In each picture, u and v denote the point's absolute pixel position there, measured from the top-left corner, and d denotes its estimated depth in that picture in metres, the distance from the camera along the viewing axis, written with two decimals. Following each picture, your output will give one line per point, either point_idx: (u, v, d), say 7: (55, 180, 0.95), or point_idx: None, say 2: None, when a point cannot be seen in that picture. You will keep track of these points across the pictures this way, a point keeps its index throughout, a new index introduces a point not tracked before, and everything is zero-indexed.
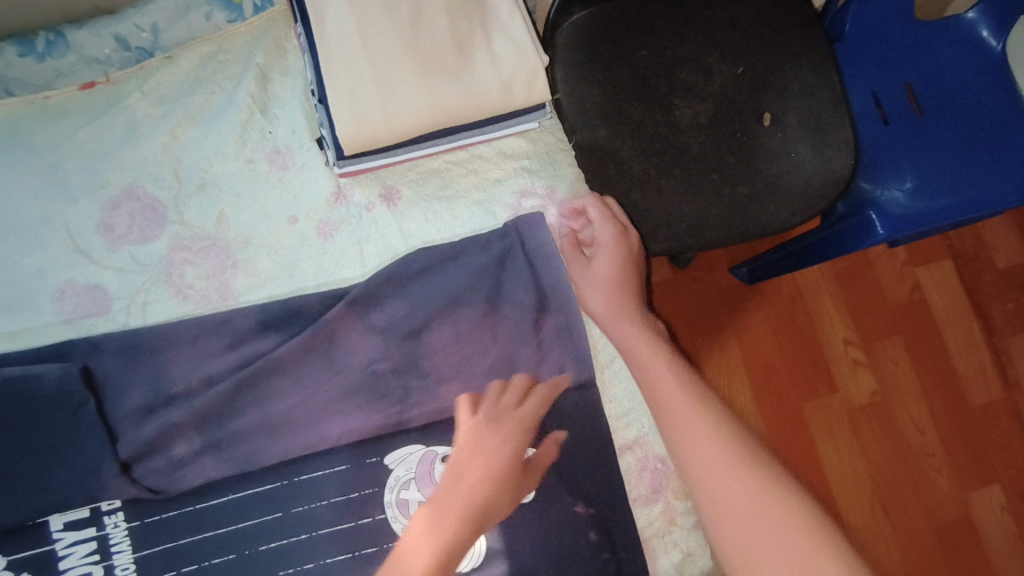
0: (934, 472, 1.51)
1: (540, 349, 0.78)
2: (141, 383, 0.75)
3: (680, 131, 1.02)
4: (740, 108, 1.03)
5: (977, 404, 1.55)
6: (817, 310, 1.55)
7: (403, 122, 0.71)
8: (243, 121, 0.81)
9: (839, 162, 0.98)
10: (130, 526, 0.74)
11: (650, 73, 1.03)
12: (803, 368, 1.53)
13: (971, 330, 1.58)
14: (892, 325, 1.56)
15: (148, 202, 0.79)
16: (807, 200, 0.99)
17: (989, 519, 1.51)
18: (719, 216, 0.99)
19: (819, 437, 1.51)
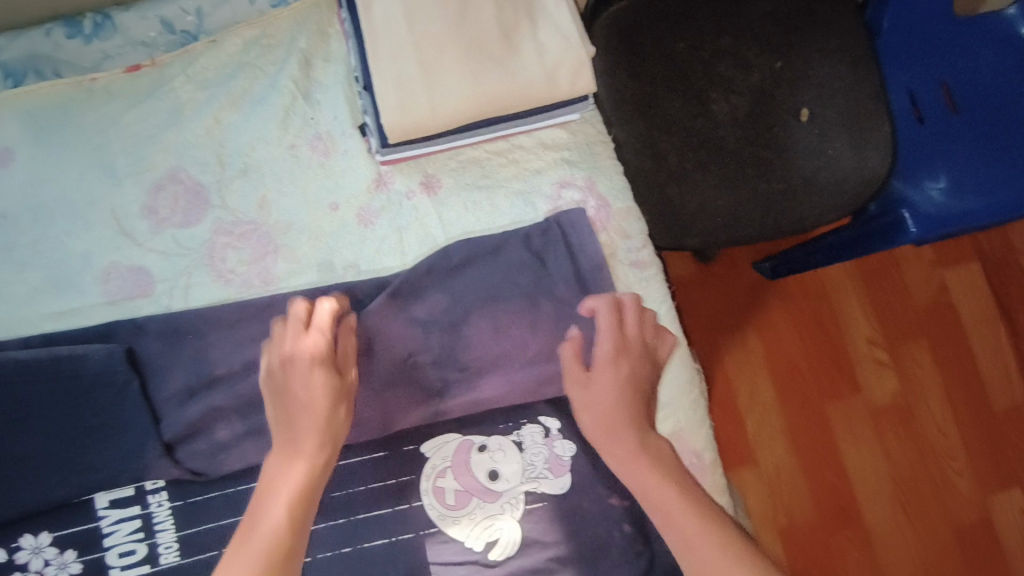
0: (954, 473, 1.51)
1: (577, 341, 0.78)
2: (184, 365, 0.77)
3: (716, 125, 1.01)
4: (778, 102, 1.01)
5: (999, 407, 1.54)
6: (841, 308, 1.54)
7: (448, 110, 0.70)
8: (286, 107, 0.81)
9: (875, 163, 0.98)
10: (174, 505, 0.75)
11: (687, 66, 1.01)
12: (826, 368, 1.51)
13: (996, 334, 1.56)
14: (917, 326, 1.54)
15: (192, 185, 0.80)
16: (840, 200, 0.99)
17: (1007, 520, 1.51)
18: (753, 211, 1.00)
19: (840, 435, 1.50)
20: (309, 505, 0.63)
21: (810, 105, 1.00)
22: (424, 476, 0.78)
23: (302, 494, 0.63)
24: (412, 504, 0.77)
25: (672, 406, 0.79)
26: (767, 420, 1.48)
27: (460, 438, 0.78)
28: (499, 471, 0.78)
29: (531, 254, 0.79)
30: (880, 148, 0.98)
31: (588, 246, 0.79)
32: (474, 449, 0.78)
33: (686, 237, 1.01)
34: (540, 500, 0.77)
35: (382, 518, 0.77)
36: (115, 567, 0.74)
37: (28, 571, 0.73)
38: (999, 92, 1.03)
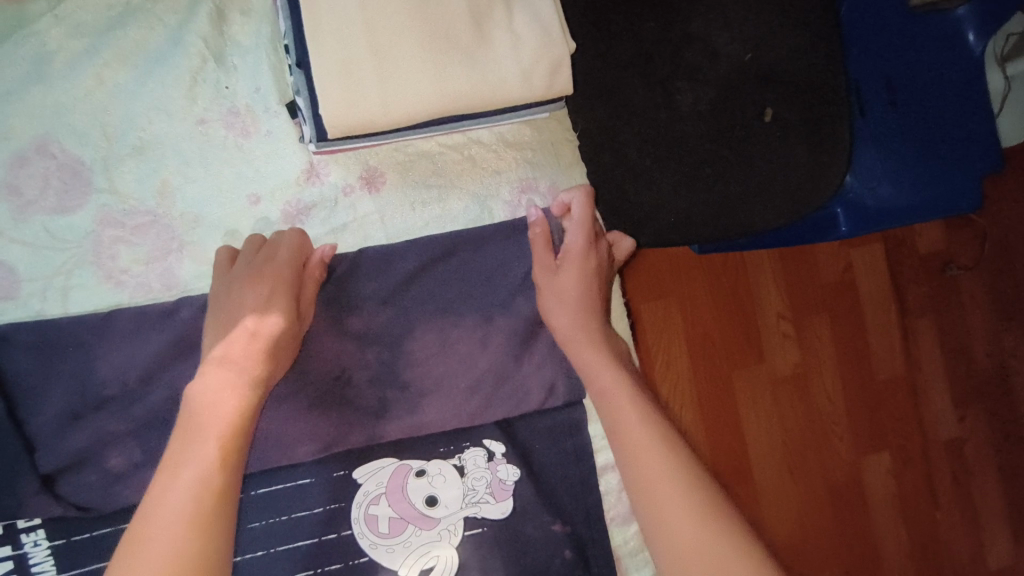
0: (841, 446, 1.34)
1: (530, 363, 0.72)
2: (63, 383, 0.63)
3: (678, 119, 0.75)
4: (770, 83, 0.71)
5: (879, 378, 1.37)
6: (760, 282, 1.31)
7: (404, 106, 0.59)
8: (193, 71, 0.66)
9: (822, 177, 0.70)
10: (53, 545, 0.64)
11: (654, 47, 0.76)
12: (743, 337, 1.30)
13: (889, 313, 1.37)
14: (819, 301, 1.34)
15: (68, 161, 0.64)
16: (797, 202, 0.71)
17: (879, 491, 1.36)
18: (709, 216, 0.76)
19: (748, 415, 1.30)
20: (228, 505, 0.51)
21: (775, 103, 0.70)
22: (355, 503, 0.70)
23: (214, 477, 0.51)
24: (340, 534, 0.69)
25: None
26: (678, 387, 1.27)
27: (396, 463, 0.71)
28: (438, 497, 0.71)
29: (485, 269, 0.71)
30: (832, 149, 0.69)
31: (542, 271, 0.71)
32: (411, 474, 0.71)
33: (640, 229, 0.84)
34: (479, 525, 0.72)
35: (307, 550, 0.69)
36: None
37: None
38: (933, 107, 0.78)
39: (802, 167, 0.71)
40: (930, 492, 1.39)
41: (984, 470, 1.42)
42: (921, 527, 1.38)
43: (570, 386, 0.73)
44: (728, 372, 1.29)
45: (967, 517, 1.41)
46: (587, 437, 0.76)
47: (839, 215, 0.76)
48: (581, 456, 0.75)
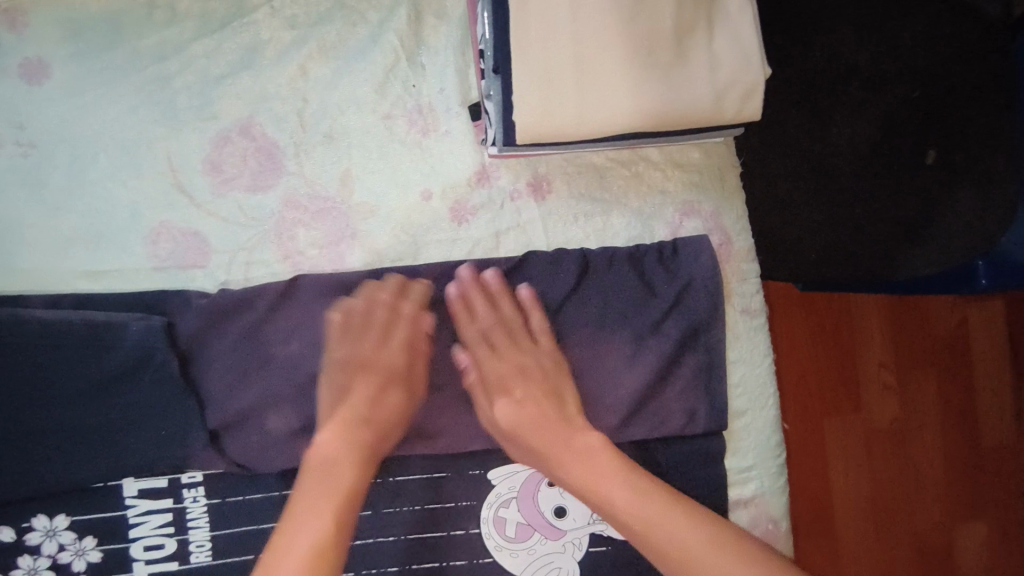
0: (933, 506, 1.26)
1: (675, 385, 0.71)
2: (236, 349, 0.67)
3: (833, 154, 0.69)
4: (935, 125, 0.66)
5: (987, 442, 1.28)
6: (860, 326, 1.25)
7: (598, 120, 0.60)
8: (386, 68, 0.68)
9: (988, 224, 0.64)
10: (209, 503, 0.67)
11: (813, 76, 0.69)
12: (840, 380, 1.25)
13: (1005, 377, 1.28)
14: (926, 354, 1.27)
15: (264, 143, 0.68)
16: (953, 252, 0.66)
17: (971, 560, 1.28)
18: (857, 257, 0.70)
19: (834, 460, 1.24)
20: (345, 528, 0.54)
21: (942, 145, 0.66)
22: (486, 502, 0.71)
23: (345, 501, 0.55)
24: (469, 530, 0.70)
25: (758, 469, 0.74)
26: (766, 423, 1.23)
27: (530, 470, 0.71)
28: (566, 509, 0.71)
29: (642, 284, 0.71)
30: (997, 199, 0.64)
31: (698, 293, 0.72)
32: (544, 482, 0.71)
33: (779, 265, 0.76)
34: (602, 543, 0.72)
35: (435, 542, 0.70)
36: (140, 560, 0.66)
37: (40, 555, 0.66)
38: None
39: (966, 213, 0.65)
40: None
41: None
42: None
43: (712, 414, 0.72)
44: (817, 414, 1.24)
45: None
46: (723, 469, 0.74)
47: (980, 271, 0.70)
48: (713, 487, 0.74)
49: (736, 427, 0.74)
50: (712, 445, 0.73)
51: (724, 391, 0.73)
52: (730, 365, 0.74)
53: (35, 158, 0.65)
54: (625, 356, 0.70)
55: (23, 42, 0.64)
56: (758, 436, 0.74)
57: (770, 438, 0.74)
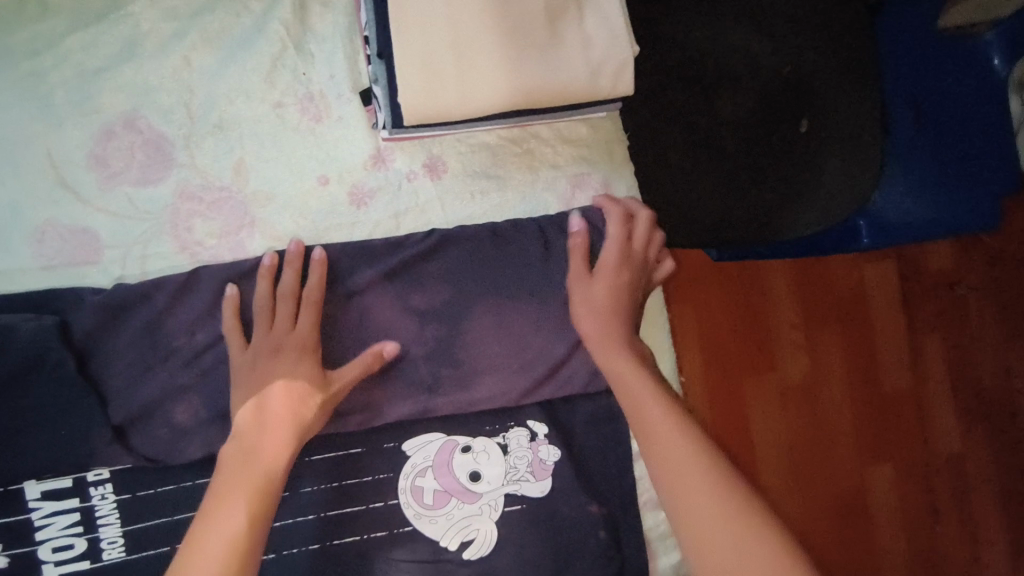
0: (844, 449, 1.37)
1: (576, 348, 0.76)
2: (136, 343, 0.67)
3: (720, 127, 0.79)
4: (807, 94, 0.71)
5: (887, 388, 1.40)
6: (770, 290, 1.35)
7: (479, 98, 0.63)
8: (274, 56, 0.69)
9: (862, 182, 0.67)
10: (120, 499, 0.67)
11: (698, 57, 0.79)
12: (756, 343, 1.33)
13: (898, 328, 1.41)
14: (831, 312, 1.37)
15: (152, 135, 0.67)
16: (831, 211, 0.70)
17: (882, 497, 1.39)
18: (745, 216, 0.78)
19: (755, 416, 1.33)
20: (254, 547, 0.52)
21: (814, 113, 0.71)
22: (403, 473, 0.74)
23: (269, 485, 0.56)
24: (387, 502, 0.73)
25: None
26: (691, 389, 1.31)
27: (444, 438, 0.75)
28: (481, 473, 0.75)
29: (538, 254, 0.75)
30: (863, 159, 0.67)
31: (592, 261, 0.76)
32: (457, 449, 0.75)
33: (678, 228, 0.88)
34: (518, 502, 0.76)
35: (354, 517, 0.73)
36: (49, 563, 0.65)
37: None
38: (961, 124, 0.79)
39: (843, 178, 0.69)
40: (932, 503, 1.42)
41: (986, 488, 1.45)
42: (920, 535, 1.41)
43: None
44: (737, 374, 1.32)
45: (967, 528, 1.44)
46: (626, 424, 0.79)
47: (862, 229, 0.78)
48: (618, 442, 0.79)
49: None
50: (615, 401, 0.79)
51: None
52: None
53: None
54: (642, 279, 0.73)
55: None
56: None
57: None
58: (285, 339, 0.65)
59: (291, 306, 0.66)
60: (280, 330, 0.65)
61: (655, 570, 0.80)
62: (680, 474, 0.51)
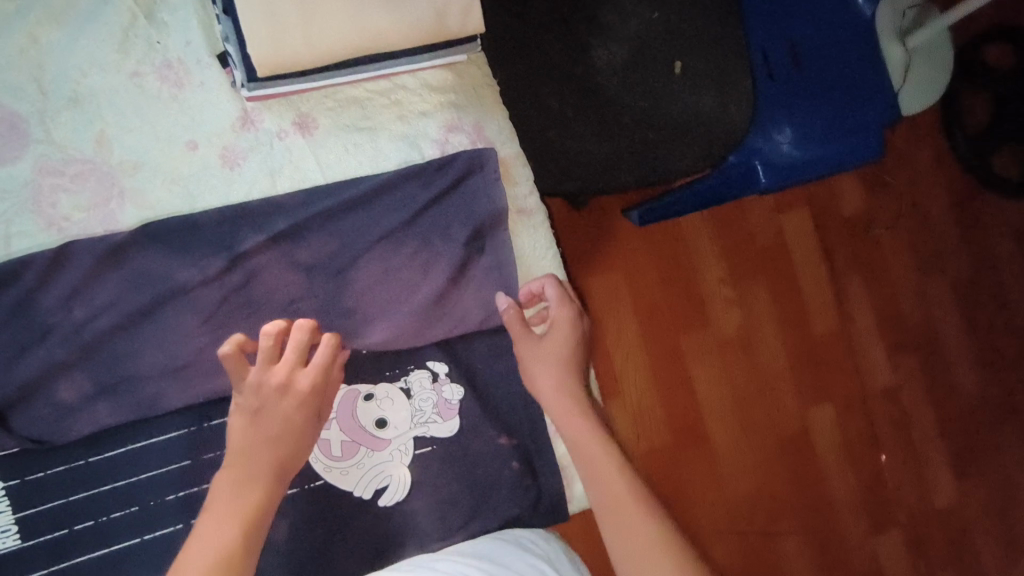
0: (783, 394, 1.42)
1: (465, 285, 0.79)
2: (7, 324, 0.66)
3: (599, 74, 0.81)
4: (674, 42, 0.82)
5: (819, 331, 1.44)
6: (695, 248, 1.37)
7: (328, 44, 0.65)
8: (125, 25, 0.69)
9: (734, 115, 0.83)
10: (6, 485, 0.66)
11: (566, 6, 0.80)
12: (687, 302, 1.36)
13: (822, 272, 1.45)
14: (755, 263, 1.41)
15: (4, 115, 0.67)
16: (705, 147, 0.82)
17: (825, 435, 1.44)
18: (632, 158, 0.81)
19: (695, 371, 1.36)
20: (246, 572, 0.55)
21: (684, 56, 0.82)
22: None
23: (255, 508, 0.59)
24: None
25: None
26: (630, 355, 1.32)
27: (344, 388, 0.75)
28: (386, 419, 0.76)
29: (420, 199, 0.77)
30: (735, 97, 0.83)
31: (474, 202, 0.79)
32: (360, 398, 0.75)
33: (565, 181, 0.82)
34: (427, 444, 0.77)
35: None
36: None
37: None
38: (824, 67, 0.96)
39: (710, 112, 0.82)
40: (873, 435, 1.47)
41: (920, 416, 1.51)
42: (867, 468, 1.46)
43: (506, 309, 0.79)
44: (674, 334, 1.35)
45: (909, 455, 1.50)
46: None
47: (760, 169, 0.93)
48: (520, 374, 0.81)
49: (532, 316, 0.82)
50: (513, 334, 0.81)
51: (515, 287, 0.80)
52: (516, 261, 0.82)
53: None
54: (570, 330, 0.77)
55: None
56: None
57: None
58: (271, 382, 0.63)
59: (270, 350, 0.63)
60: (262, 372, 0.63)
61: (574, 495, 0.81)
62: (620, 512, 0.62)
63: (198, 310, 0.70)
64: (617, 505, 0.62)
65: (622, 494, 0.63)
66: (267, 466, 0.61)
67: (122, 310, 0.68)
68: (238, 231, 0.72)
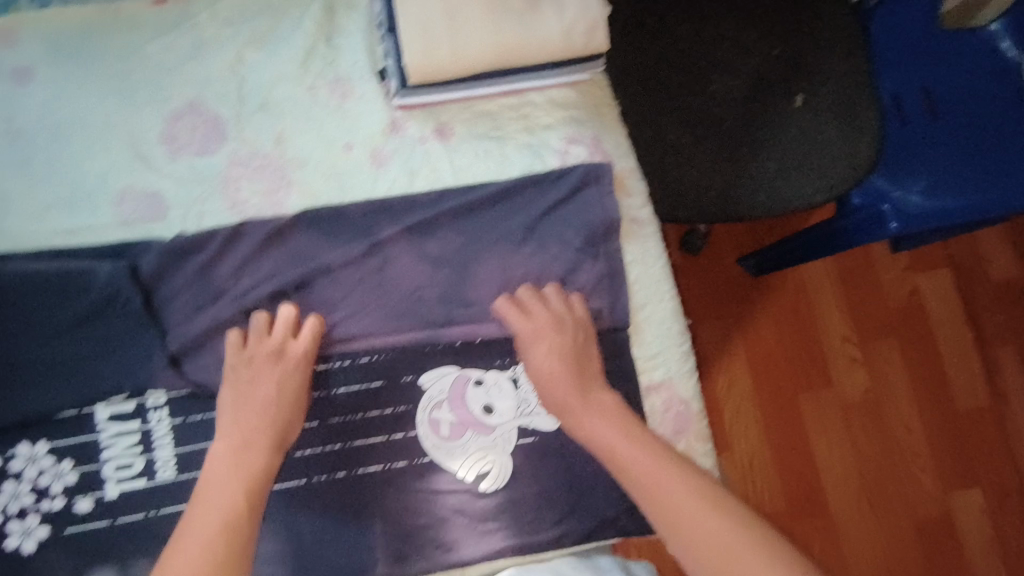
0: (919, 471, 1.29)
1: (577, 284, 0.81)
2: (188, 285, 0.78)
3: (715, 106, 0.89)
4: (793, 79, 0.88)
5: (962, 405, 1.31)
6: (819, 304, 1.31)
7: (469, 54, 0.75)
8: (307, 48, 0.84)
9: (859, 151, 0.83)
10: (174, 422, 0.76)
11: (689, 48, 0.91)
12: (808, 360, 1.29)
13: (965, 340, 1.33)
14: (887, 324, 1.32)
15: (210, 117, 0.82)
16: (831, 178, 0.83)
17: (969, 522, 1.28)
18: (747, 185, 0.84)
19: (816, 436, 1.27)
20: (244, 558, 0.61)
21: (806, 92, 0.87)
22: (420, 406, 0.78)
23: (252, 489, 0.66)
24: (407, 434, 0.78)
25: (663, 354, 0.82)
26: (744, 410, 1.26)
27: (457, 371, 0.79)
28: (493, 406, 0.79)
29: (540, 201, 0.82)
30: (863, 130, 0.83)
31: (592, 208, 0.83)
32: (470, 383, 0.79)
33: (679, 208, 0.85)
34: (530, 435, 0.79)
35: (377, 447, 0.78)
36: (111, 479, 0.74)
37: (21, 480, 0.73)
38: (969, 115, 0.92)
39: (837, 146, 0.84)
40: None
41: None
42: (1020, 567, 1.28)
43: (614, 311, 0.81)
44: (793, 393, 1.28)
45: None
46: (632, 359, 0.81)
47: (889, 215, 0.88)
48: (626, 377, 0.80)
49: (639, 320, 0.82)
50: (621, 336, 0.81)
51: (624, 291, 0.82)
52: (627, 266, 0.84)
53: (20, 142, 0.79)
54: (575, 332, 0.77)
55: (8, 53, 0.80)
56: (659, 327, 0.82)
57: (674, 328, 0.82)
58: (276, 351, 0.74)
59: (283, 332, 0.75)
60: (277, 341, 0.75)
61: None
62: (673, 511, 0.62)
63: (338, 287, 0.79)
64: (676, 515, 0.62)
65: (687, 510, 0.61)
66: (269, 432, 0.70)
67: (277, 281, 0.78)
68: (379, 222, 0.81)
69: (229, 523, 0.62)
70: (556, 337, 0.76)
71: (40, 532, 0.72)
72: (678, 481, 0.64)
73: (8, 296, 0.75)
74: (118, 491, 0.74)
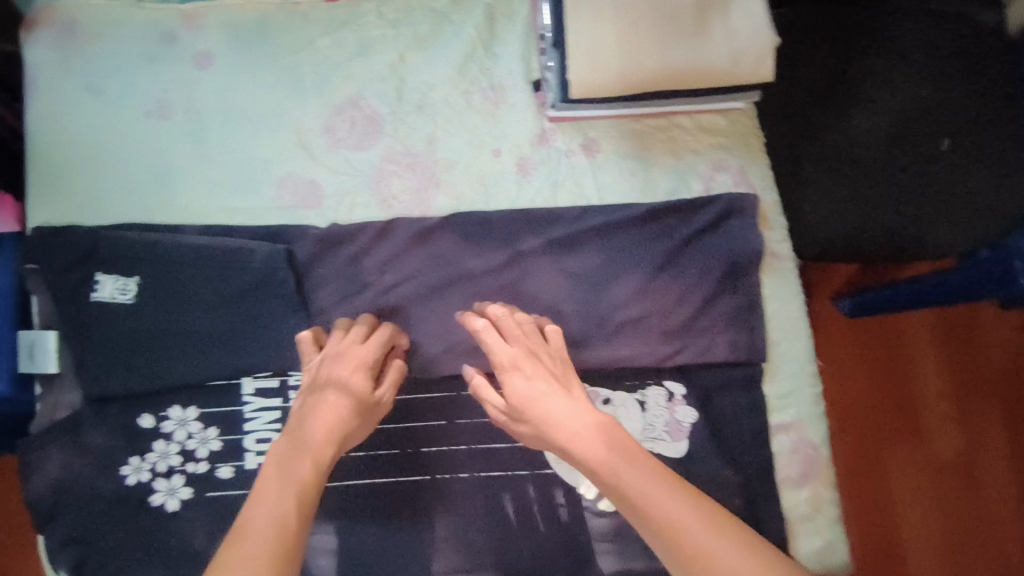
0: (1017, 549, 1.18)
1: (713, 314, 0.80)
2: (336, 273, 0.81)
3: (859, 142, 0.83)
4: (946, 121, 0.83)
5: None
6: (914, 355, 1.24)
7: (634, 74, 0.75)
8: (467, 53, 0.85)
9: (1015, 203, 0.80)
10: None
11: (834, 77, 0.85)
12: (899, 413, 1.22)
13: None
14: (991, 384, 1.23)
15: (369, 112, 0.84)
16: (982, 232, 0.80)
17: None
18: (890, 231, 0.80)
19: (901, 495, 1.19)
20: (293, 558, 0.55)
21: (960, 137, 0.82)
22: None
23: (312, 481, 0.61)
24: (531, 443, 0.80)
25: (796, 395, 0.80)
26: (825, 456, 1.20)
27: (587, 388, 0.80)
28: None
29: (683, 226, 0.82)
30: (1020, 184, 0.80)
31: (734, 238, 0.81)
32: (598, 401, 0.80)
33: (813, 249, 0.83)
34: None
35: (501, 452, 0.80)
36: (252, 451, 0.79)
37: (172, 441, 0.78)
38: None
39: (990, 199, 0.80)
40: None
41: None
42: None
43: (749, 345, 0.79)
44: (880, 446, 1.21)
45: None
46: (761, 395, 0.80)
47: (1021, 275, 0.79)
48: (755, 413, 0.79)
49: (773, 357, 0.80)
50: (753, 372, 0.80)
51: (761, 326, 0.80)
52: (764, 300, 0.82)
53: (197, 124, 0.84)
54: (553, 360, 0.70)
55: (192, 38, 0.85)
56: (792, 365, 0.80)
57: (809, 368, 0.80)
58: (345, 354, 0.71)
59: (362, 333, 0.74)
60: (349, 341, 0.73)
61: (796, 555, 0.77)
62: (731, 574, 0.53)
63: (478, 292, 0.82)
64: (707, 558, 0.54)
65: (693, 543, 0.55)
66: (330, 433, 0.65)
67: (420, 280, 0.81)
68: (523, 232, 0.83)
69: (290, 508, 0.58)
70: (519, 353, 0.69)
71: (184, 492, 0.77)
72: (738, 541, 0.55)
73: (175, 267, 0.80)
74: (256, 463, 0.78)
